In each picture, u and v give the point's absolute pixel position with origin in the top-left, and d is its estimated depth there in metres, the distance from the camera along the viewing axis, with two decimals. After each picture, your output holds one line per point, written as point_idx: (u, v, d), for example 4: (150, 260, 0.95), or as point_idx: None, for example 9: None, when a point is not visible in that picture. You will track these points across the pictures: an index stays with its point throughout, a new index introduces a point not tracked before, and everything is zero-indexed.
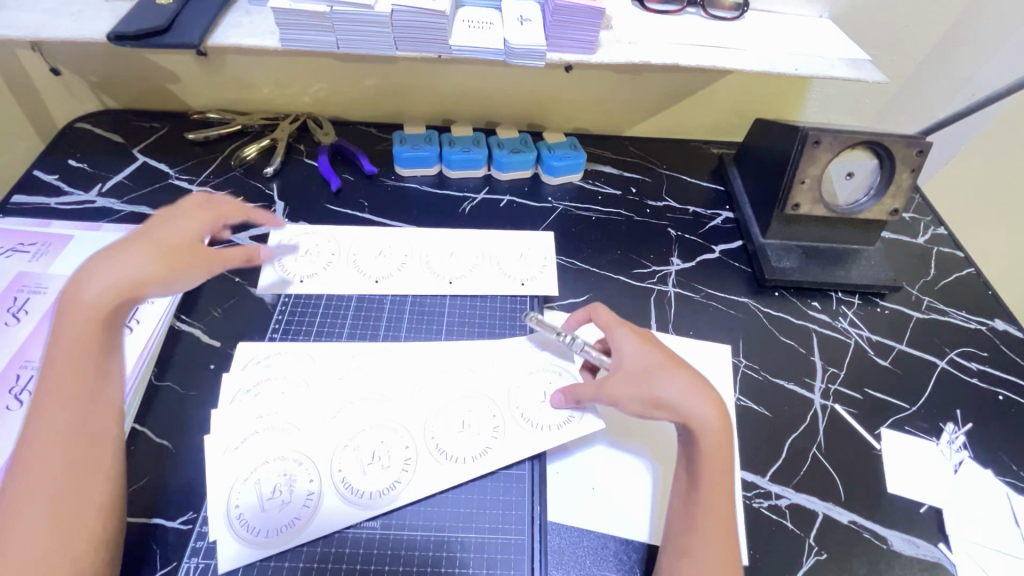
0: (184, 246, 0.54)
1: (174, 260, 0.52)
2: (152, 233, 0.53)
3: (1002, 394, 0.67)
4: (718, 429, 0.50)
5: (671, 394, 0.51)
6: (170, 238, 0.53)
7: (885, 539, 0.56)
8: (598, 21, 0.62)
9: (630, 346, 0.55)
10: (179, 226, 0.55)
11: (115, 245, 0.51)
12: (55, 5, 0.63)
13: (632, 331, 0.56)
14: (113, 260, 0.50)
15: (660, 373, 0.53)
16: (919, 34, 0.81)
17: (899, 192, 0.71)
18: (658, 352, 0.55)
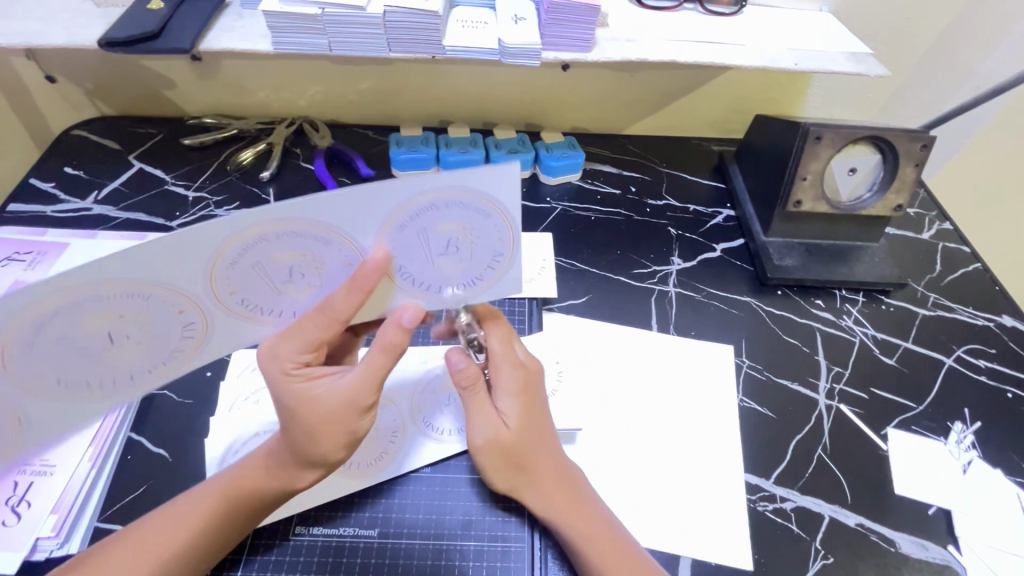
0: (348, 411, 0.46)
1: (323, 435, 0.46)
2: (306, 395, 0.46)
3: (1011, 392, 0.66)
4: (569, 511, 0.49)
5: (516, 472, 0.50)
6: (317, 412, 0.45)
7: (893, 541, 0.55)
8: (593, 19, 0.61)
9: (511, 411, 0.50)
10: (357, 388, 0.46)
11: (291, 407, 0.46)
12: (47, 12, 0.63)
13: (507, 388, 0.50)
14: (307, 448, 0.46)
15: (521, 454, 0.50)
16: (922, 26, 0.79)
17: (903, 187, 0.69)
18: (531, 428, 0.51)
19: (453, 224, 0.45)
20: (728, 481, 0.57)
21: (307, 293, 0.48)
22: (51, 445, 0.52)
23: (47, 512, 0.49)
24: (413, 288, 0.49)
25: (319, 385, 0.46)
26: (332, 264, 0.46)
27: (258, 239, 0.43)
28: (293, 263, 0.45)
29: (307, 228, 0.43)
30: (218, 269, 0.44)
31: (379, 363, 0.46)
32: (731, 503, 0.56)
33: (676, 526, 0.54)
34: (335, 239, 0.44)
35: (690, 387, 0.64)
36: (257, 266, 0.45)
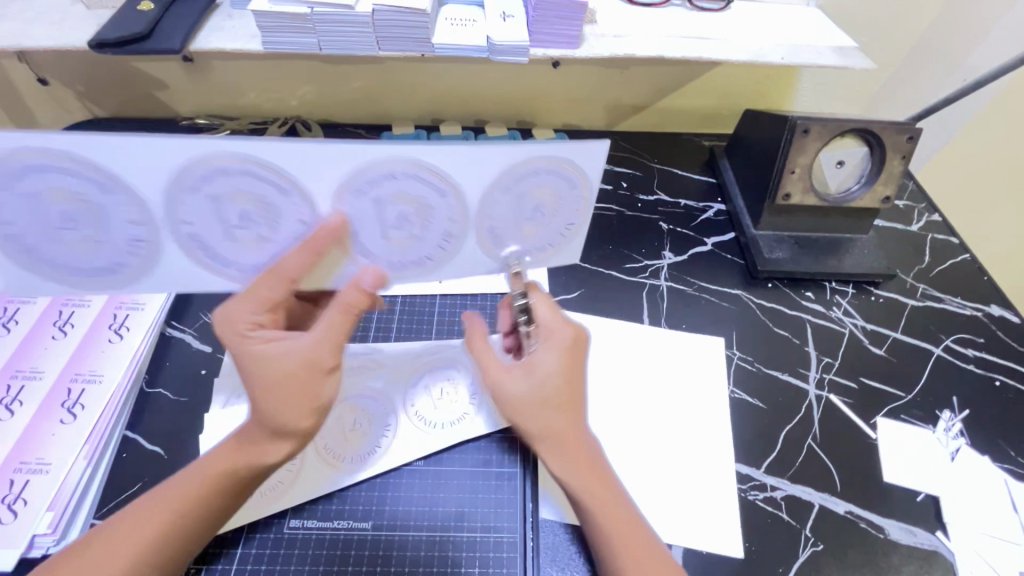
0: (309, 365, 0.45)
1: (284, 394, 0.45)
2: (264, 359, 0.45)
3: (999, 380, 0.67)
4: (601, 491, 0.48)
5: (546, 426, 0.48)
6: (276, 371, 0.45)
7: (882, 528, 0.56)
8: (580, 15, 0.61)
9: (551, 367, 0.48)
10: (318, 346, 0.46)
11: (253, 374, 0.45)
12: (37, 14, 0.63)
13: (556, 342, 0.49)
14: (269, 413, 0.45)
15: (554, 410, 0.48)
16: (908, 20, 0.80)
17: (890, 179, 0.70)
18: (572, 385, 0.48)
19: (542, 194, 0.50)
20: (719, 470, 0.58)
21: (409, 244, 0.51)
22: (47, 443, 0.52)
23: (44, 509, 0.49)
24: (374, 251, 0.51)
25: (278, 345, 0.46)
26: (437, 217, 0.50)
27: (386, 179, 0.47)
28: (247, 207, 0.48)
29: (271, 172, 0.46)
30: (337, 199, 0.47)
31: (339, 322, 0.47)
32: (722, 493, 0.56)
33: (667, 516, 0.55)
34: (296, 190, 0.46)
35: (681, 379, 0.64)
36: (375, 205, 0.48)
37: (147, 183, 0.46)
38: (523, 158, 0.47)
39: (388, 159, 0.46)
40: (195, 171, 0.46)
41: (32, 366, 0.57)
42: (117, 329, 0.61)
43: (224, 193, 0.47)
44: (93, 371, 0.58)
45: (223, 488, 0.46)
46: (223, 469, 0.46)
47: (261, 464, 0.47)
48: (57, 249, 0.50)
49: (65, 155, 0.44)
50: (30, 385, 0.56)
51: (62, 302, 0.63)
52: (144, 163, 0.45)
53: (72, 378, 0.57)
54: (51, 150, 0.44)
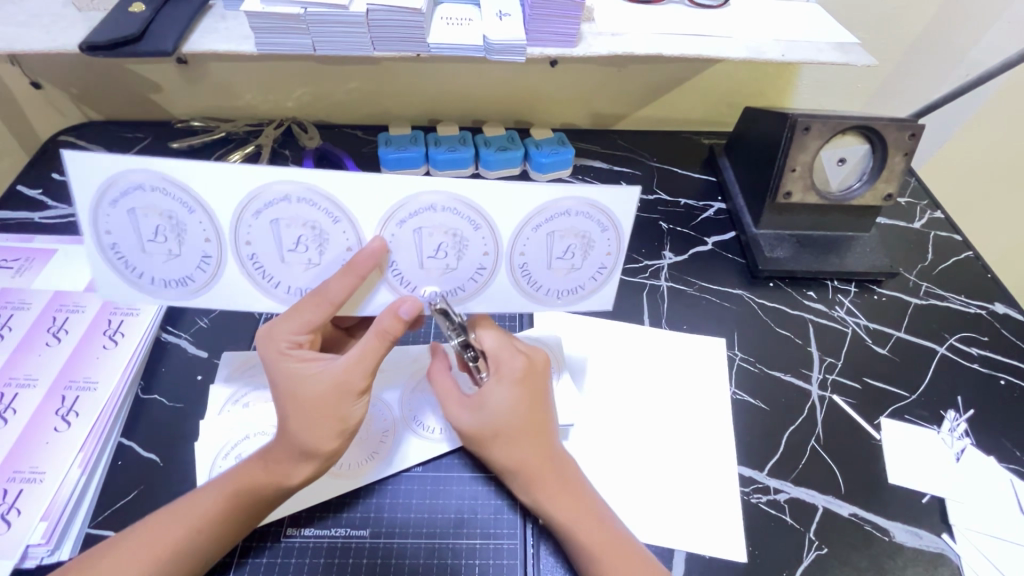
0: (343, 390, 0.45)
1: (319, 417, 0.45)
2: (300, 379, 0.45)
3: (1004, 379, 0.66)
4: (581, 519, 0.47)
5: (506, 458, 0.48)
6: (312, 393, 0.45)
7: (887, 530, 0.55)
8: (577, 14, 0.60)
9: (500, 400, 0.48)
10: (350, 369, 0.45)
11: (287, 393, 0.46)
12: (28, 17, 0.62)
13: (503, 375, 0.48)
14: (303, 434, 0.45)
15: (512, 441, 0.48)
16: (910, 15, 0.79)
17: (892, 177, 0.69)
18: (527, 416, 0.48)
19: (575, 235, 0.48)
20: (721, 473, 0.57)
21: (443, 276, 0.48)
22: (41, 452, 0.52)
23: (38, 519, 0.48)
24: (397, 285, 0.48)
25: (313, 365, 0.46)
26: (473, 250, 0.48)
27: (435, 210, 0.46)
28: (301, 233, 0.46)
29: (324, 199, 0.45)
30: (389, 229, 0.46)
31: (372, 346, 0.45)
32: (725, 496, 0.56)
33: (669, 520, 0.54)
34: (343, 218, 0.45)
35: (682, 380, 0.64)
36: (415, 235, 0.46)
37: (220, 202, 0.44)
38: (559, 198, 0.46)
39: (439, 193, 0.45)
40: (264, 195, 0.44)
41: (26, 373, 0.57)
42: (112, 335, 0.60)
43: (284, 216, 0.45)
44: (88, 378, 0.57)
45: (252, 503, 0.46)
46: (254, 485, 0.46)
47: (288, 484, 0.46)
48: (144, 263, 0.47)
49: (162, 175, 0.43)
50: (24, 393, 0.55)
51: (56, 308, 0.62)
52: (210, 178, 0.43)
53: (67, 385, 0.56)
54: (148, 170, 0.43)
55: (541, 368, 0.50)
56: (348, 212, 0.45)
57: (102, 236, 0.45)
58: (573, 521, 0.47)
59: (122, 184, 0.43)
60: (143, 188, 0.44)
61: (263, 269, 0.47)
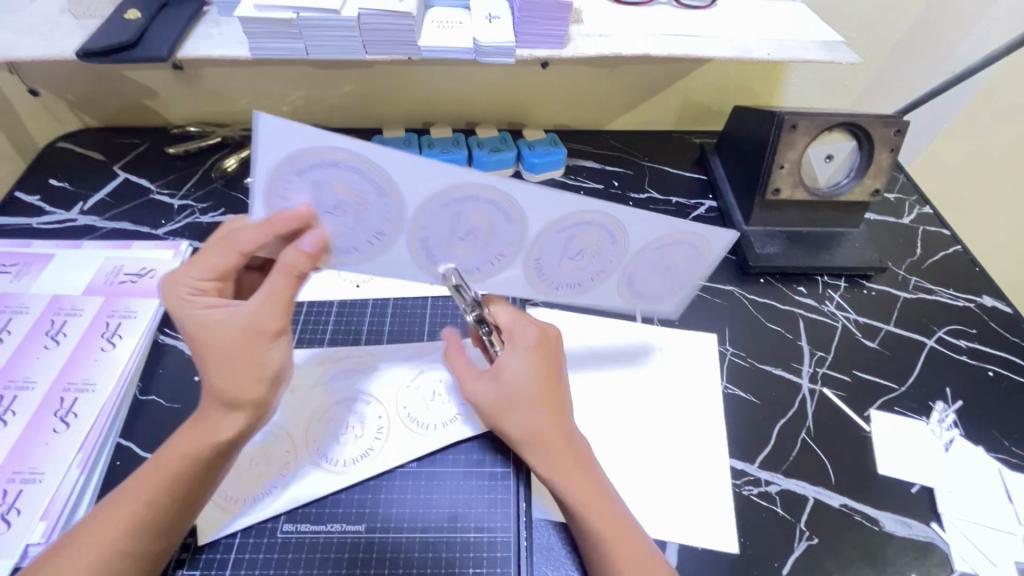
0: (245, 331, 0.45)
1: (234, 367, 0.45)
2: (206, 335, 0.45)
3: (993, 370, 0.67)
4: (585, 497, 0.48)
5: (522, 426, 0.50)
6: (221, 343, 0.45)
7: (877, 520, 0.55)
8: (565, 15, 0.62)
9: (517, 367, 0.50)
10: (259, 311, 0.45)
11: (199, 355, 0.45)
12: (24, 25, 0.63)
13: (519, 344, 0.51)
14: (219, 388, 0.45)
15: (529, 408, 0.49)
16: (895, 13, 0.80)
17: (879, 172, 0.70)
18: (545, 384, 0.50)
19: (677, 261, 0.58)
20: (713, 466, 0.58)
21: (574, 274, 0.56)
22: (40, 453, 0.52)
23: (37, 518, 0.49)
24: (535, 275, 0.55)
25: (219, 312, 0.46)
26: (606, 257, 0.55)
27: (591, 225, 0.52)
28: (479, 225, 0.50)
29: (510, 205, 0.49)
30: (548, 232, 0.52)
31: (281, 284, 0.45)
32: (717, 489, 0.56)
33: (661, 513, 0.55)
34: (520, 220, 0.50)
35: (675, 376, 0.64)
36: (569, 241, 0.53)
37: (421, 190, 0.46)
38: (685, 229, 0.54)
39: (601, 215, 0.51)
40: (456, 192, 0.47)
41: (24, 376, 0.57)
42: (110, 337, 0.61)
43: (468, 210, 0.49)
44: (86, 380, 0.58)
45: (186, 478, 0.44)
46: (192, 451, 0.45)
47: (217, 442, 0.45)
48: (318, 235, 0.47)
49: (362, 156, 0.43)
50: (23, 395, 0.56)
51: (54, 311, 0.63)
52: (411, 169, 0.45)
53: (65, 387, 0.57)
54: (346, 150, 0.42)
55: (553, 343, 0.53)
56: (521, 213, 0.50)
57: (279, 201, 0.45)
58: (586, 498, 0.48)
59: (313, 158, 0.43)
60: (339, 166, 0.43)
61: (433, 250, 0.51)
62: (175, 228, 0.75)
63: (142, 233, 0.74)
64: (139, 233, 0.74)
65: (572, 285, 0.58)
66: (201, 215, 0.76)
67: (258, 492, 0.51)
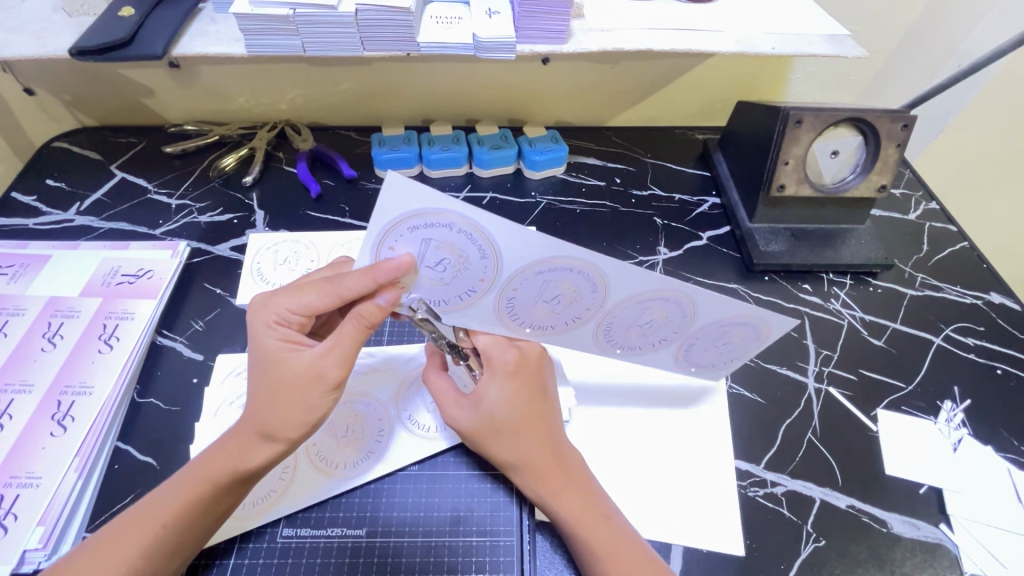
0: (308, 377, 0.46)
1: (291, 407, 0.46)
2: (275, 367, 0.47)
3: (1001, 368, 0.66)
4: (579, 520, 0.47)
5: (509, 451, 0.50)
6: (289, 379, 0.46)
7: (885, 522, 0.55)
8: (566, 10, 0.60)
9: (495, 393, 0.50)
10: (327, 358, 0.46)
11: (259, 386, 0.47)
12: (17, 24, 0.62)
13: (496, 369, 0.51)
14: (277, 421, 0.46)
15: (513, 434, 0.50)
16: (901, 6, 0.79)
17: (886, 168, 0.69)
18: (524, 407, 0.50)
19: (738, 339, 0.56)
20: (718, 468, 0.57)
21: (637, 337, 0.56)
22: (37, 457, 0.52)
23: (34, 523, 0.48)
24: (601, 336, 0.55)
25: (294, 351, 0.47)
26: (676, 331, 0.55)
27: (669, 301, 0.52)
28: (561, 292, 0.50)
29: (596, 278, 0.49)
30: (623, 303, 0.52)
31: (351, 333, 0.46)
32: (723, 490, 0.55)
33: (667, 514, 0.54)
34: (602, 290, 0.50)
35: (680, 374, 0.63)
36: (641, 311, 0.53)
37: (516, 259, 0.46)
38: (759, 313, 0.53)
39: (681, 293, 0.51)
40: (553, 262, 0.47)
41: (21, 379, 0.57)
42: (107, 339, 0.60)
43: (557, 277, 0.48)
44: (84, 383, 0.57)
45: (210, 498, 0.45)
46: (214, 477, 0.46)
47: (242, 467, 0.46)
48: (416, 286, 0.47)
49: (475, 223, 0.43)
50: (20, 398, 0.55)
51: (51, 314, 0.62)
52: (517, 239, 0.44)
53: (62, 391, 0.56)
54: (462, 214, 0.42)
55: (534, 362, 0.53)
56: (608, 286, 0.50)
57: (384, 250, 0.45)
58: (574, 513, 0.48)
59: (428, 217, 0.43)
60: (451, 228, 0.43)
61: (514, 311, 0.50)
62: (173, 228, 0.74)
63: (140, 234, 0.73)
64: (136, 233, 0.73)
65: (629, 347, 0.57)
66: (198, 214, 0.75)
67: (263, 495, 0.51)
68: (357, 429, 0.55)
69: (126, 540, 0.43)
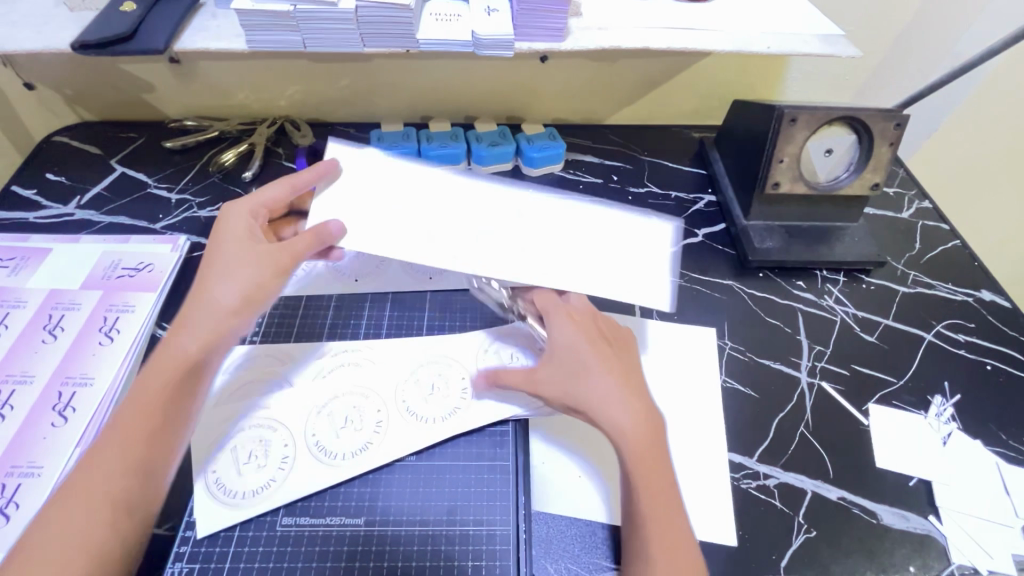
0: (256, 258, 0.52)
1: (247, 284, 0.51)
2: (220, 261, 0.52)
3: (991, 364, 0.67)
4: (640, 444, 0.47)
5: (573, 384, 0.50)
6: (231, 266, 0.51)
7: (875, 513, 0.56)
8: (564, 8, 0.61)
9: (559, 333, 0.53)
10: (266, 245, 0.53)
11: (200, 283, 0.51)
12: (18, 18, 0.62)
13: (558, 313, 0.54)
14: (221, 300, 0.50)
15: (578, 367, 0.51)
16: (895, 7, 0.80)
17: (879, 167, 0.70)
18: (587, 343, 0.52)
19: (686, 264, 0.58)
20: (712, 460, 0.58)
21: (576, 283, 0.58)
22: (38, 447, 0.52)
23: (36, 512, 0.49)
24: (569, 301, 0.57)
25: (233, 245, 0.52)
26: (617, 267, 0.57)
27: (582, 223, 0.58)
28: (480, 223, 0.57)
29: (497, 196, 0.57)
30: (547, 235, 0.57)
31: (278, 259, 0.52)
32: (716, 482, 0.56)
33: None
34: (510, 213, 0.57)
35: (674, 369, 0.64)
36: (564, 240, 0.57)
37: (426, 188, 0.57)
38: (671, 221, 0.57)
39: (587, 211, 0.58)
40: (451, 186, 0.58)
41: (22, 370, 0.57)
42: (107, 332, 0.61)
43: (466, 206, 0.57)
44: (84, 374, 0.57)
45: (158, 428, 0.45)
46: (159, 396, 0.46)
47: (186, 370, 0.48)
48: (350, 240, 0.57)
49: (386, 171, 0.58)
50: (21, 389, 0.56)
51: (51, 306, 0.63)
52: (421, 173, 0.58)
53: (63, 382, 0.57)
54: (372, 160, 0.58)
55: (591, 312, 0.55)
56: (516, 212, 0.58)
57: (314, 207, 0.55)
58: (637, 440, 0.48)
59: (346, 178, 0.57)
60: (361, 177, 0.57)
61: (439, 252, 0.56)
62: (173, 222, 0.74)
63: (139, 227, 0.74)
64: (137, 227, 0.74)
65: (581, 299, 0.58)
66: (198, 209, 0.76)
67: (260, 485, 0.51)
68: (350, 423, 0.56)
69: (78, 502, 0.41)
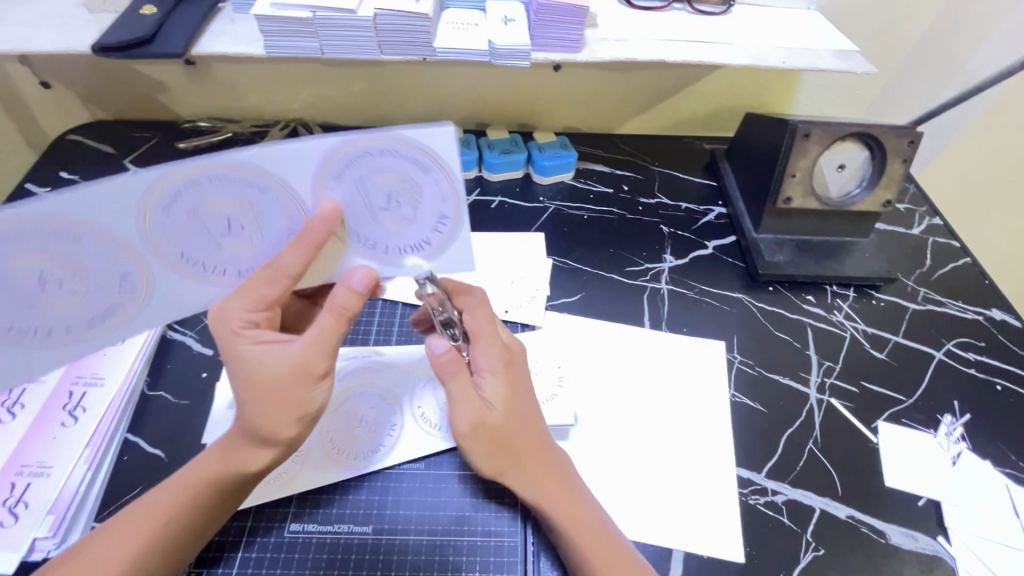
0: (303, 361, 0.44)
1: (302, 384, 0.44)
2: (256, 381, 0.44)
3: (1000, 384, 0.67)
4: (555, 505, 0.49)
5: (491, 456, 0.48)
6: (263, 373, 0.44)
7: (884, 533, 0.55)
8: (582, 19, 0.61)
9: (494, 385, 0.49)
10: (310, 352, 0.45)
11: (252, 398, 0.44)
12: (39, 18, 0.63)
13: (491, 362, 0.50)
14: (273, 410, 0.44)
15: (506, 429, 0.48)
16: (910, 23, 0.80)
17: (891, 183, 0.70)
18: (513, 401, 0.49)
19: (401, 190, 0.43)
20: (721, 475, 0.58)
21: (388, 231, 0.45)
22: (49, 447, 0.53)
23: (45, 513, 0.49)
24: (363, 249, 0.46)
25: (270, 349, 0.45)
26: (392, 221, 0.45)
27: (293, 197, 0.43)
28: (228, 213, 0.43)
29: (235, 170, 0.41)
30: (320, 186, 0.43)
31: (330, 326, 0.45)
32: (724, 497, 0.56)
33: (670, 519, 0.55)
34: (267, 185, 0.42)
35: (682, 382, 0.64)
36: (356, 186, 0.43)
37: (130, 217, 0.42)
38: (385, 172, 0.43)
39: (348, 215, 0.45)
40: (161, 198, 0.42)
41: None
42: None
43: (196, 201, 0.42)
44: (95, 374, 0.58)
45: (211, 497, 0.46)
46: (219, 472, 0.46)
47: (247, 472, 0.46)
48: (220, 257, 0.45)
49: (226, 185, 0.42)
50: (32, 388, 0.56)
51: None
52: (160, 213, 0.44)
53: (74, 381, 0.57)
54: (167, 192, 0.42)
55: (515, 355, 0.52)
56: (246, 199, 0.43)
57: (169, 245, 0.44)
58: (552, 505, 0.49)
59: (168, 189, 0.41)
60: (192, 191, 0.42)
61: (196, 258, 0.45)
62: None
63: None
64: None
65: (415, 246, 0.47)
66: None
67: (275, 475, 0.52)
68: (245, 223, 0.44)
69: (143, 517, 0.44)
